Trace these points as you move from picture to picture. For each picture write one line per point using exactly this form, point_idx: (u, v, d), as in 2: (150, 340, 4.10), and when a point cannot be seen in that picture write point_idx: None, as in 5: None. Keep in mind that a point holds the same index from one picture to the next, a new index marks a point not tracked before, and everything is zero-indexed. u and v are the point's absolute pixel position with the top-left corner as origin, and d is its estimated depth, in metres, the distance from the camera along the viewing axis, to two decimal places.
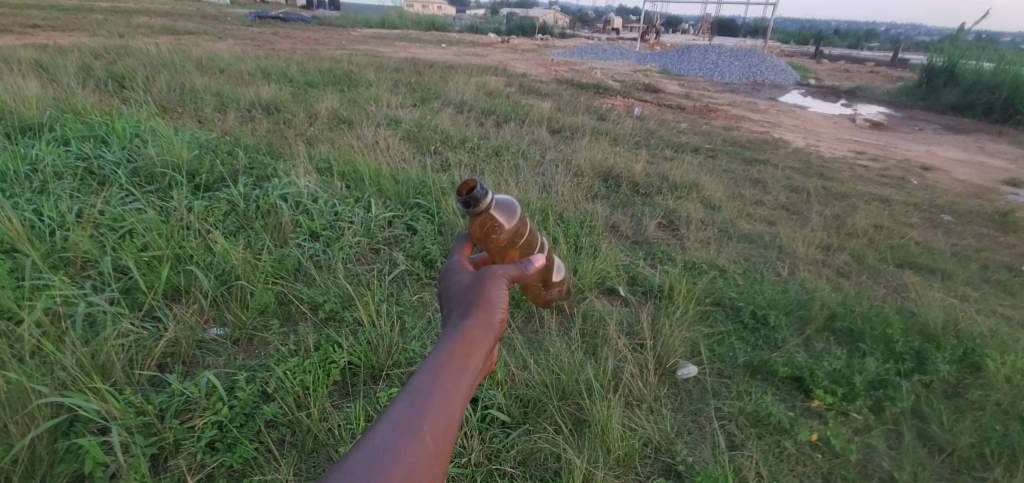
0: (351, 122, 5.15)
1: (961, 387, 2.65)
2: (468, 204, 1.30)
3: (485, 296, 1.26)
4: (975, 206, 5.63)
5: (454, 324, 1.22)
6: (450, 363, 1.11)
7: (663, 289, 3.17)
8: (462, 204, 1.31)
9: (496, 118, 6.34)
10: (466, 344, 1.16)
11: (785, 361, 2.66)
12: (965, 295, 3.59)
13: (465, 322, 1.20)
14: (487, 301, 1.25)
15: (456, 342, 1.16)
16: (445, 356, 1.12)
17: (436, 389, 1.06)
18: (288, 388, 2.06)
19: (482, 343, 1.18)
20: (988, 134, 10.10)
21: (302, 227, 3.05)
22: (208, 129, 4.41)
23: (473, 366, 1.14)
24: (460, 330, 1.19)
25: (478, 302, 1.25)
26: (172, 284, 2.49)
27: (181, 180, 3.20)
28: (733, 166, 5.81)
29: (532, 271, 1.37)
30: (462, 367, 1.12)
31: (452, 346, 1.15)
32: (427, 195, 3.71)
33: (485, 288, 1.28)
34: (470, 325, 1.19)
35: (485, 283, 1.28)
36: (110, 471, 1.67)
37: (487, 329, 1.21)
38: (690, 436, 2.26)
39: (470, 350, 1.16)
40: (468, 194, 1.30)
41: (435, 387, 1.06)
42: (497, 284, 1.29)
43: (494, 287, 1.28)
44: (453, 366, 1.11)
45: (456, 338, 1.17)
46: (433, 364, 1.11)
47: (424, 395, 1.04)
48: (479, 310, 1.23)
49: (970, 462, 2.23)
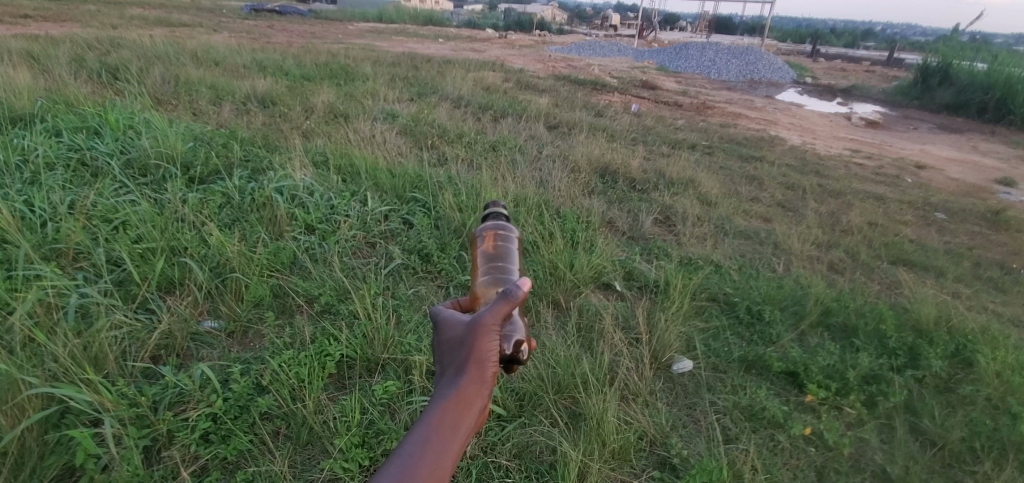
0: (347, 116, 5.11)
1: (952, 382, 2.69)
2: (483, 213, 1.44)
3: (475, 348, 1.13)
4: (969, 205, 5.67)
5: (448, 379, 1.15)
6: (442, 426, 1.07)
7: (659, 284, 3.17)
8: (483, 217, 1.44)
9: (492, 114, 6.30)
10: (459, 404, 1.10)
11: (780, 355, 2.69)
12: (957, 292, 3.63)
13: (458, 379, 1.13)
14: (479, 357, 1.13)
15: (448, 401, 1.10)
16: (436, 418, 1.08)
17: (425, 456, 1.02)
18: (283, 380, 2.06)
19: (476, 401, 1.11)
20: (981, 133, 10.19)
21: (297, 220, 3.01)
22: (203, 121, 4.38)
23: (466, 426, 1.09)
24: (453, 388, 1.12)
25: (471, 355, 1.14)
26: (166, 276, 2.47)
27: (175, 173, 3.18)
28: (730, 163, 5.82)
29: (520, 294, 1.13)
30: (454, 428, 1.07)
31: (443, 407, 1.09)
32: (424, 188, 3.66)
33: (476, 341, 1.14)
34: (464, 384, 1.12)
35: (475, 336, 1.14)
36: (102, 464, 1.68)
37: (482, 384, 1.13)
38: (685, 430, 2.28)
39: (464, 409, 1.10)
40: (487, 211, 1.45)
41: (424, 453, 1.03)
42: (488, 337, 1.14)
43: (486, 340, 1.13)
44: (445, 428, 1.07)
45: (449, 397, 1.11)
46: (425, 426, 1.06)
47: (413, 466, 1.00)
48: (472, 365, 1.13)
49: (961, 456, 2.28)
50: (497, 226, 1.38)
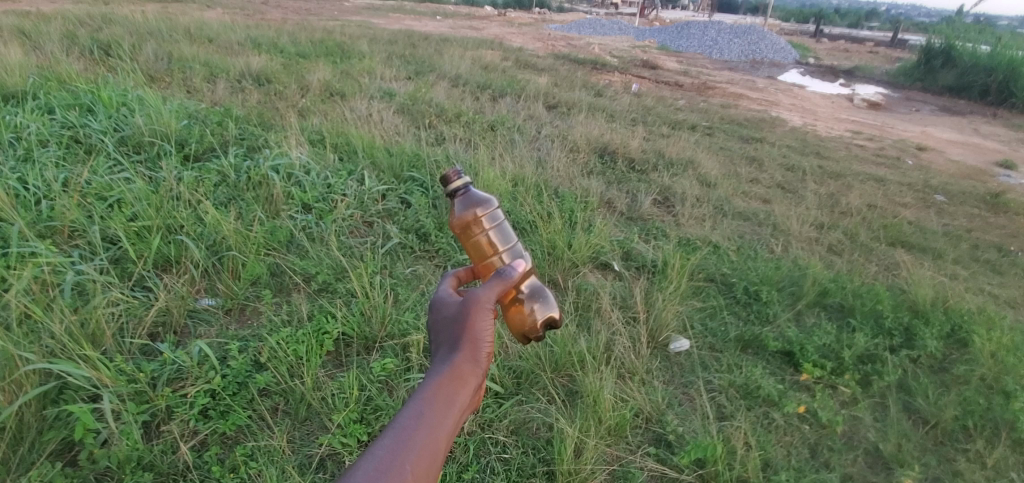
0: (343, 95, 5.05)
1: (947, 362, 2.71)
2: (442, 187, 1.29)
3: (470, 326, 1.18)
4: (968, 187, 5.66)
5: (442, 357, 1.18)
6: (436, 400, 1.09)
7: (657, 264, 3.17)
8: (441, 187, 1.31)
9: (491, 93, 6.22)
10: (453, 380, 1.13)
11: (776, 335, 2.70)
12: (954, 274, 3.64)
13: (452, 357, 1.16)
14: (472, 334, 1.18)
15: (443, 377, 1.13)
16: (430, 391, 1.10)
17: (420, 426, 1.04)
18: (281, 357, 2.07)
19: (469, 379, 1.14)
20: (983, 115, 10.12)
21: (294, 198, 2.99)
22: (197, 99, 4.33)
23: (460, 402, 1.11)
24: (448, 365, 1.15)
25: (464, 333, 1.18)
26: (162, 254, 2.47)
27: (170, 150, 3.15)
28: (730, 144, 5.78)
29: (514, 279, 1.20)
30: (449, 404, 1.09)
31: (438, 382, 1.12)
32: (421, 167, 3.63)
33: (469, 319, 1.18)
34: (458, 361, 1.15)
35: (469, 313, 1.18)
36: (102, 439, 1.70)
37: (475, 363, 1.17)
38: (680, 408, 2.31)
39: (458, 386, 1.12)
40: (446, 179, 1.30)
41: (420, 424, 1.04)
42: (481, 315, 1.18)
43: (479, 318, 1.17)
44: (440, 402, 1.09)
45: (443, 373, 1.13)
46: (419, 399, 1.08)
47: (407, 436, 1.02)
48: (466, 343, 1.17)
49: (953, 434, 2.32)
50: (473, 201, 1.29)
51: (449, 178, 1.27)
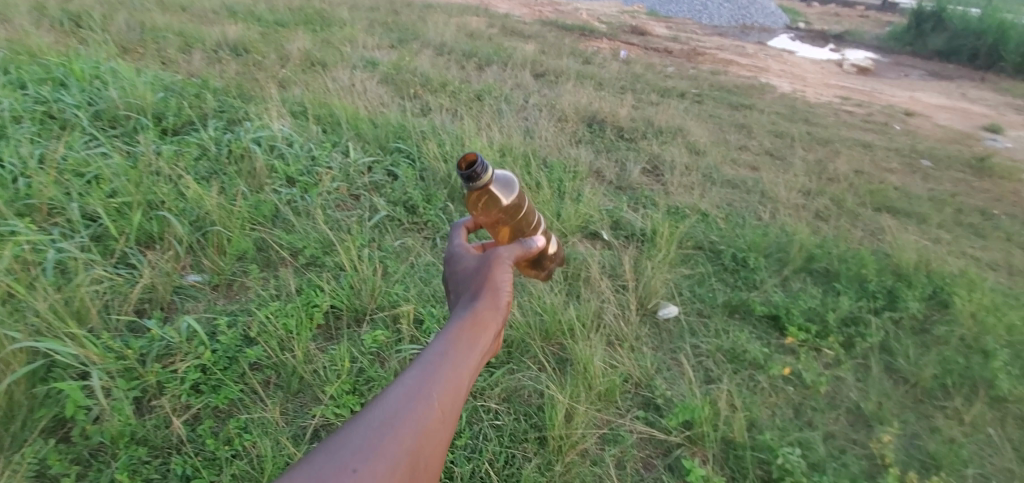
0: (325, 65, 4.92)
1: (928, 323, 2.77)
2: (468, 180, 1.26)
3: (490, 277, 1.25)
4: (955, 152, 5.70)
5: (464, 303, 1.23)
6: (459, 342, 1.15)
7: (646, 233, 3.18)
8: (464, 178, 1.27)
9: (477, 62, 6.09)
10: (475, 325, 1.18)
11: (763, 300, 2.74)
12: (938, 238, 3.70)
13: (474, 303, 1.21)
14: (494, 283, 1.25)
15: (466, 322, 1.18)
16: (454, 333, 1.16)
17: (444, 364, 1.10)
18: (271, 332, 2.07)
19: (490, 325, 1.20)
20: (971, 80, 10.12)
21: (277, 171, 2.94)
22: (173, 71, 4.20)
23: (481, 345, 1.17)
24: (470, 310, 1.20)
25: (485, 283, 1.25)
26: (144, 230, 2.43)
27: (148, 124, 3.07)
28: (719, 112, 5.74)
29: (536, 250, 1.36)
30: (471, 346, 1.15)
31: (460, 325, 1.17)
32: (407, 138, 3.57)
33: (491, 270, 1.26)
34: (480, 307, 1.20)
35: (492, 266, 1.27)
36: (94, 415, 1.70)
37: (496, 310, 1.22)
38: (669, 372, 2.35)
39: (479, 330, 1.18)
40: (470, 168, 1.26)
41: (444, 361, 1.11)
42: (503, 267, 1.27)
43: (499, 271, 1.27)
44: (463, 344, 1.15)
45: (466, 317, 1.19)
46: (444, 340, 1.15)
47: (434, 371, 1.09)
48: (487, 292, 1.23)
49: (932, 392, 2.40)
50: (499, 187, 1.34)
51: (478, 176, 1.25)
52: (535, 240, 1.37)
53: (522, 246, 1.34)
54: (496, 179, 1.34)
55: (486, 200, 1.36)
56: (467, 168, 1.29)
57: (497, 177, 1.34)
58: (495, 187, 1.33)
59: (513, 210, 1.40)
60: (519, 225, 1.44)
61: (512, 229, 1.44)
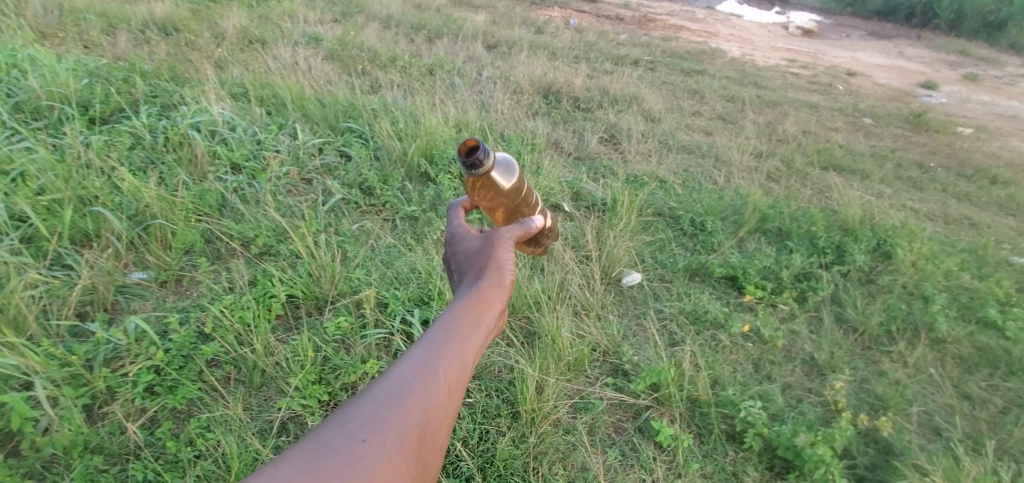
0: (265, 43, 4.65)
1: (874, 274, 2.92)
2: (470, 167, 1.24)
3: (493, 257, 1.26)
4: (893, 109, 5.94)
5: (468, 283, 1.23)
6: (464, 319, 1.14)
7: (606, 202, 3.19)
8: (466, 167, 1.25)
9: (427, 35, 5.90)
10: (480, 303, 1.18)
11: (721, 262, 2.82)
12: (881, 193, 3.87)
13: (478, 282, 1.21)
14: (496, 263, 1.25)
15: (470, 300, 1.18)
16: (459, 311, 1.15)
17: (450, 341, 1.09)
18: (227, 326, 1.99)
19: (495, 303, 1.19)
20: (907, 38, 10.53)
21: (221, 158, 2.79)
22: (97, 55, 3.88)
23: (485, 323, 1.16)
24: (474, 289, 1.20)
25: (488, 262, 1.25)
26: (80, 228, 2.27)
27: (73, 114, 2.84)
28: (672, 78, 5.78)
29: (535, 230, 1.37)
30: (475, 324, 1.14)
31: (465, 303, 1.17)
32: (358, 117, 3.44)
33: (493, 250, 1.27)
34: (484, 286, 1.20)
35: (493, 245, 1.28)
36: (41, 427, 1.60)
37: (499, 289, 1.22)
38: (635, 338, 2.40)
39: (484, 308, 1.17)
40: (472, 156, 1.24)
41: (450, 337, 1.10)
42: (505, 247, 1.28)
43: (502, 250, 1.27)
44: (468, 320, 1.14)
45: (470, 296, 1.18)
46: (449, 317, 1.14)
47: (439, 346, 1.08)
48: (490, 271, 1.23)
49: (878, 339, 2.54)
50: (501, 170, 1.35)
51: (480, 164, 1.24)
52: (535, 220, 1.38)
53: (523, 226, 1.35)
54: (499, 164, 1.35)
55: (485, 183, 1.36)
56: (468, 154, 1.27)
57: (501, 165, 1.35)
58: (496, 171, 1.34)
59: (515, 190, 1.42)
60: (520, 205, 1.46)
61: (511, 211, 1.47)
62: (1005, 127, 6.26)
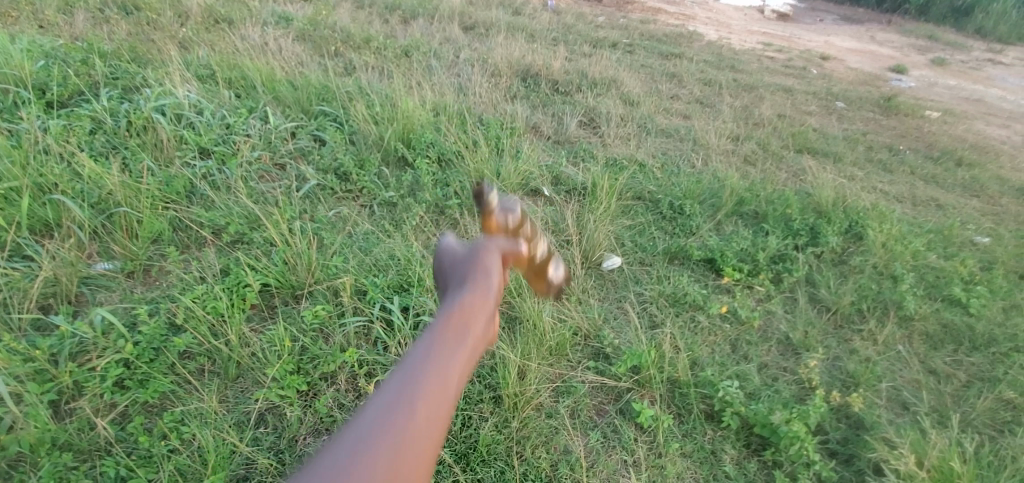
0: (232, 23, 4.47)
1: (846, 255, 2.99)
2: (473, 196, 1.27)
3: (479, 267, 1.15)
4: (865, 93, 6.04)
5: (450, 297, 1.09)
6: (448, 332, 0.98)
7: (586, 187, 3.18)
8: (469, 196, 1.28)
9: (401, 16, 5.76)
10: (465, 312, 1.03)
11: (699, 245, 2.84)
12: (853, 175, 3.95)
13: (462, 294, 1.08)
14: (482, 273, 1.13)
15: (454, 312, 1.03)
16: (442, 324, 1.00)
17: (434, 357, 0.93)
18: (199, 316, 1.92)
19: (482, 314, 1.05)
20: (878, 22, 10.69)
21: (188, 142, 2.68)
22: (51, 35, 3.68)
23: (473, 336, 1.01)
24: (459, 301, 1.06)
25: (472, 273, 1.13)
26: (39, 217, 2.17)
27: (28, 97, 2.70)
28: (650, 61, 5.76)
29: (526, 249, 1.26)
30: (462, 337, 0.99)
31: (450, 314, 1.02)
32: (332, 100, 3.35)
33: (480, 260, 1.16)
34: (469, 295, 1.07)
35: (480, 256, 1.17)
36: (5, 425, 1.53)
37: (485, 299, 1.08)
38: (615, 321, 2.41)
39: (470, 319, 1.03)
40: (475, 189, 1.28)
41: (434, 354, 0.93)
42: (492, 257, 1.17)
43: (488, 259, 1.17)
44: (454, 334, 0.99)
45: (455, 308, 1.04)
46: (432, 332, 0.98)
47: (422, 364, 0.90)
48: (476, 282, 1.11)
49: (850, 318, 2.61)
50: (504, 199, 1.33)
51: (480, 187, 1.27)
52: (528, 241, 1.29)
53: (513, 243, 1.25)
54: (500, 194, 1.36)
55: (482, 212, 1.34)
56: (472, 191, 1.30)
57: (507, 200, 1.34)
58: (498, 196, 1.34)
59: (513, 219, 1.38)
60: None
61: None
62: (970, 111, 6.43)
